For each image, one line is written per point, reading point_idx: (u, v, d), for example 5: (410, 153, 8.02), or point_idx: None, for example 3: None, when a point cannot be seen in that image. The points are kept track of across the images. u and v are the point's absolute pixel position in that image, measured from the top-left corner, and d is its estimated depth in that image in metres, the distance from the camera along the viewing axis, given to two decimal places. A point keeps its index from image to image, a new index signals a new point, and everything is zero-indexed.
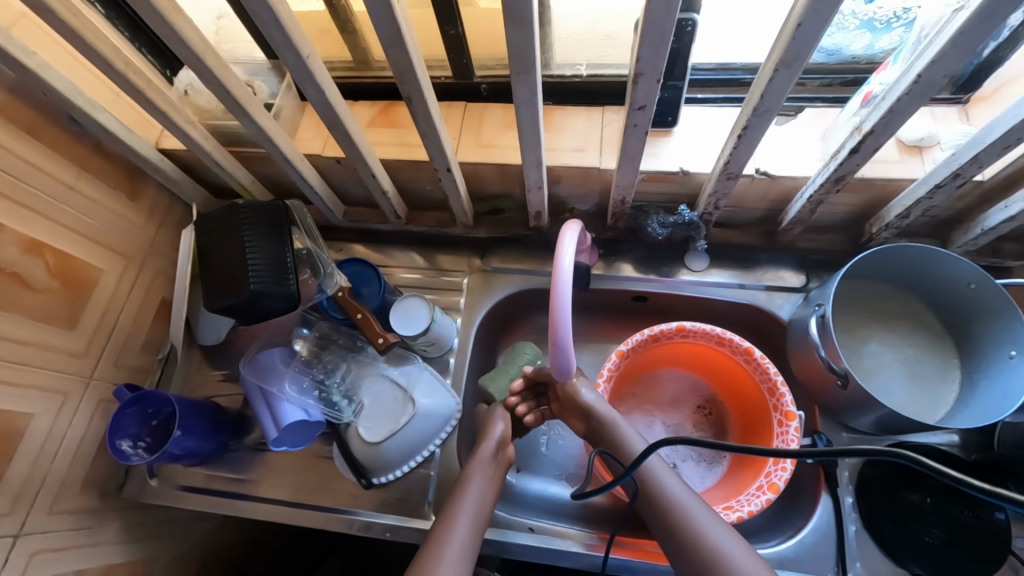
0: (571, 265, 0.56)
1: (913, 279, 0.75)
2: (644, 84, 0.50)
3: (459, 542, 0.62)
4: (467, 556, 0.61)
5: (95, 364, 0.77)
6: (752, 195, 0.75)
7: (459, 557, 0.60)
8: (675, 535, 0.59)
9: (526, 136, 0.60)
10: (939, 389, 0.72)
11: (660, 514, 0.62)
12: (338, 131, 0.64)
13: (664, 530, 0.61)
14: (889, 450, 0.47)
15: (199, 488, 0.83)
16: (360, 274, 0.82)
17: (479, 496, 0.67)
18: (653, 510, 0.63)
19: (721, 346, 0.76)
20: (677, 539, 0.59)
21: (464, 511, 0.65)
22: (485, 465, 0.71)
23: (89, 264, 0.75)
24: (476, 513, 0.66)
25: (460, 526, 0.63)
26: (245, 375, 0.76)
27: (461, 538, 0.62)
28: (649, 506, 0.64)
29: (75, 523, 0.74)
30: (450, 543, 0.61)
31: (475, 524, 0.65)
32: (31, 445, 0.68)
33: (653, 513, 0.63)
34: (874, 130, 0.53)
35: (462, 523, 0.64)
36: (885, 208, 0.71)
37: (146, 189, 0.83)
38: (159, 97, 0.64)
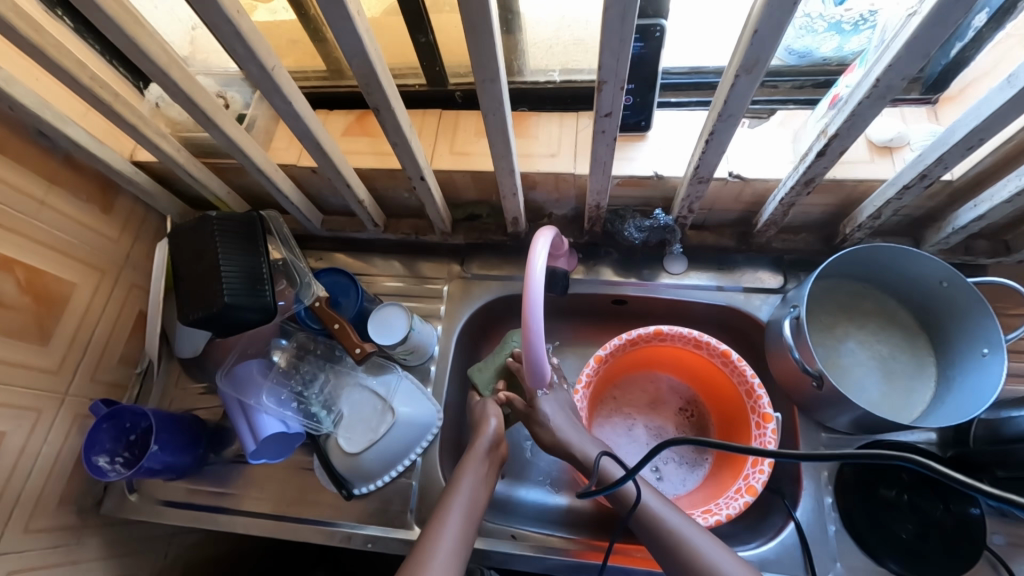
0: (543, 271, 0.56)
1: (888, 278, 0.76)
2: (609, 91, 0.50)
3: (449, 549, 0.61)
4: (455, 562, 0.60)
5: (70, 380, 0.76)
6: (726, 198, 0.75)
7: (448, 564, 0.59)
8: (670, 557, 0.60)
9: (497, 144, 0.60)
10: (915, 387, 0.73)
11: (654, 535, 0.62)
12: (309, 142, 0.64)
13: (658, 551, 0.61)
14: (868, 453, 0.47)
15: (179, 502, 0.82)
16: (339, 284, 0.82)
17: (470, 498, 0.66)
18: (644, 530, 0.63)
19: (699, 349, 0.76)
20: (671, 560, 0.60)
21: (454, 515, 0.64)
22: (476, 465, 0.70)
23: (61, 279, 0.74)
24: (466, 516, 0.65)
25: (450, 531, 0.62)
26: (222, 387, 0.75)
27: (450, 545, 0.61)
28: (641, 526, 0.63)
29: (52, 541, 0.73)
30: (440, 550, 0.61)
31: (466, 528, 0.64)
32: (4, 464, 0.68)
33: (646, 533, 0.63)
34: (839, 132, 0.54)
35: (451, 527, 0.63)
36: (858, 209, 0.71)
37: (120, 202, 0.83)
38: (128, 110, 0.63)
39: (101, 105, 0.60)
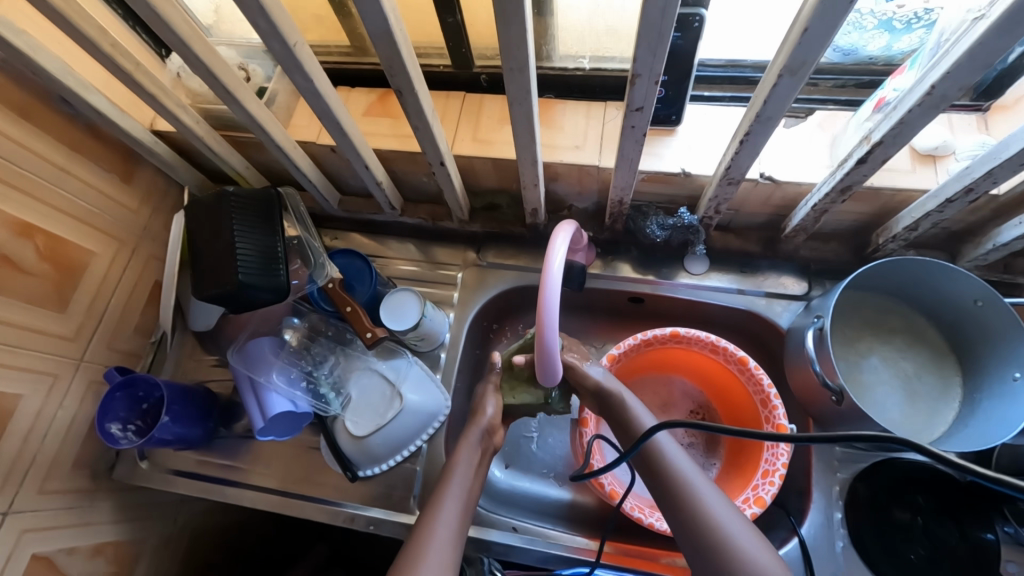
0: (561, 267, 0.54)
1: (918, 293, 0.73)
2: (642, 85, 0.48)
3: (448, 529, 0.60)
4: (456, 544, 0.59)
5: (86, 347, 0.77)
6: (755, 200, 0.72)
7: (448, 544, 0.59)
8: (681, 516, 0.56)
9: (521, 134, 0.58)
10: (937, 407, 0.70)
11: (666, 491, 0.58)
12: (329, 122, 0.62)
13: (668, 507, 0.58)
14: (889, 433, 0.47)
15: (188, 473, 0.83)
16: (351, 266, 0.81)
17: (466, 481, 0.66)
18: (658, 485, 0.60)
19: (716, 354, 0.75)
20: (681, 519, 0.56)
21: (451, 497, 0.63)
22: (470, 448, 0.69)
23: (81, 247, 0.74)
24: (464, 499, 0.64)
25: (448, 512, 0.62)
26: (234, 363, 0.75)
27: (449, 526, 0.60)
28: (655, 481, 0.60)
29: (65, 503, 0.75)
30: (439, 530, 0.60)
31: (463, 510, 0.63)
32: (20, 426, 0.69)
33: (659, 488, 0.59)
34: (883, 141, 0.51)
35: (450, 509, 0.62)
36: (894, 219, 0.68)
37: (140, 171, 0.83)
38: (149, 80, 0.62)
39: (123, 75, 0.59)
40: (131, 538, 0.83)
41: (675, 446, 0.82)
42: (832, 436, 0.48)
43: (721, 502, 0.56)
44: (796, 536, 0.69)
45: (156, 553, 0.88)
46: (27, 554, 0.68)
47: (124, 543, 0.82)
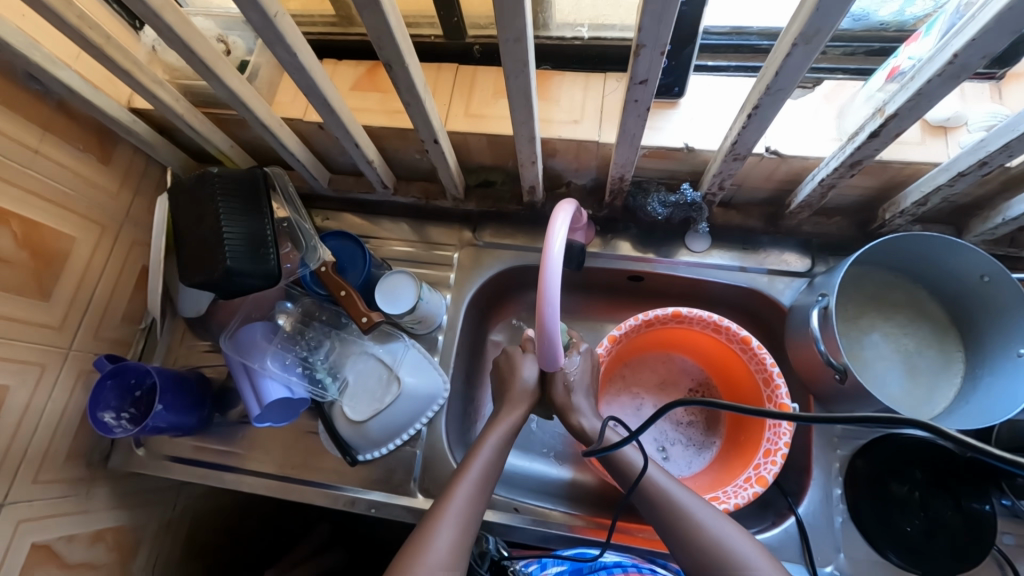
0: (561, 249, 0.52)
1: (923, 269, 0.71)
2: (647, 56, 0.45)
3: (462, 507, 0.58)
4: (469, 523, 0.58)
5: (73, 335, 0.75)
6: (759, 175, 0.70)
7: (460, 521, 0.57)
8: (671, 525, 0.58)
9: (518, 109, 0.55)
10: (939, 383, 0.70)
11: (654, 505, 0.60)
12: (315, 98, 0.59)
13: (657, 520, 0.59)
14: (896, 416, 0.45)
15: (186, 459, 0.82)
16: (344, 249, 0.79)
17: (488, 461, 0.63)
18: (644, 501, 0.61)
19: (718, 333, 0.74)
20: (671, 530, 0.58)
21: (470, 476, 0.61)
22: (501, 431, 0.66)
23: (60, 232, 0.71)
24: (482, 479, 0.62)
25: (465, 491, 0.60)
26: (227, 350, 0.73)
27: (464, 505, 0.59)
28: (640, 497, 0.62)
29: (61, 492, 0.74)
30: (452, 508, 0.58)
31: (481, 489, 0.61)
32: (9, 418, 0.67)
33: (645, 504, 0.61)
34: (898, 113, 0.48)
35: (465, 488, 0.60)
36: (902, 194, 0.66)
37: (119, 152, 0.79)
38: (121, 55, 0.59)
39: (92, 49, 0.56)
40: (131, 524, 0.83)
41: (675, 424, 0.82)
42: (839, 418, 0.46)
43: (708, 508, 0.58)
44: (794, 516, 0.70)
45: (156, 537, 0.88)
46: (26, 544, 0.68)
47: (124, 528, 0.82)
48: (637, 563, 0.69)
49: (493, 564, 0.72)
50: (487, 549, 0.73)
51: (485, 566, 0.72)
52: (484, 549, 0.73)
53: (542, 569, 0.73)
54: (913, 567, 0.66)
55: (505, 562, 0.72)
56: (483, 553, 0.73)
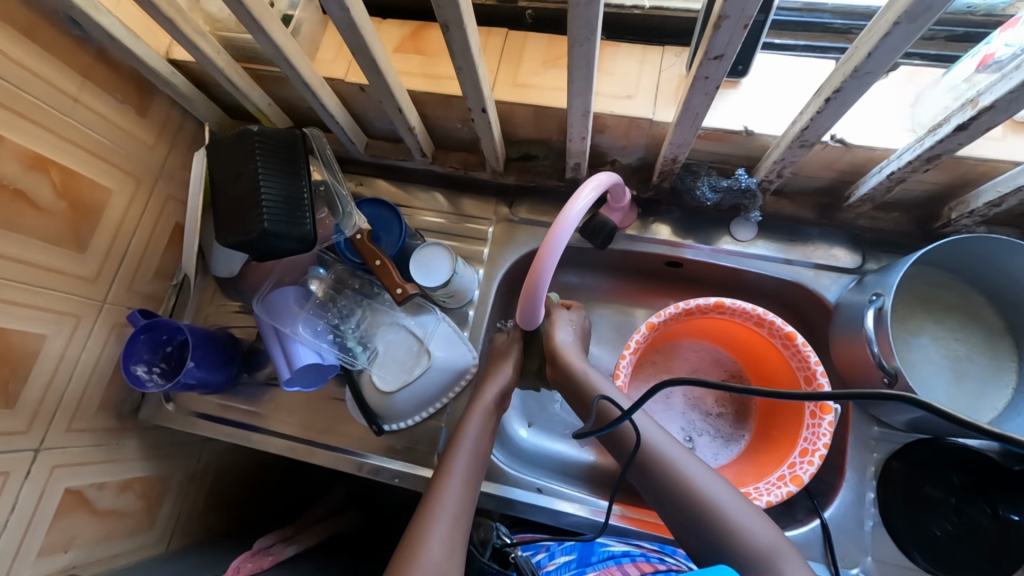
0: (582, 209, 0.54)
1: (984, 273, 0.68)
2: (728, 29, 0.42)
3: (453, 507, 0.58)
4: (460, 521, 0.57)
5: (107, 287, 0.75)
6: (818, 163, 0.66)
7: (452, 518, 0.57)
8: (670, 493, 0.57)
9: (577, 80, 0.53)
10: (988, 393, 0.67)
11: (652, 474, 0.60)
12: (363, 57, 0.57)
13: (657, 490, 0.59)
14: (890, 393, 0.42)
15: (212, 416, 0.83)
16: (379, 216, 0.78)
17: (470, 458, 0.64)
18: (642, 470, 0.61)
19: (760, 327, 0.71)
20: (669, 497, 0.57)
21: (455, 475, 0.62)
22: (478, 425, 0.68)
23: (97, 184, 0.70)
24: (469, 475, 0.63)
25: (452, 491, 0.60)
26: (259, 313, 0.73)
27: (455, 503, 0.59)
28: (639, 464, 0.61)
29: (93, 441, 0.75)
30: (444, 507, 0.58)
31: (469, 487, 0.61)
32: (45, 366, 0.68)
33: (649, 479, 0.60)
34: (994, 105, 0.45)
35: (453, 487, 0.60)
36: (973, 192, 0.63)
37: (156, 104, 0.78)
38: (165, 1, 0.56)
39: None
40: (157, 474, 0.84)
41: (703, 414, 0.81)
42: (854, 395, 0.43)
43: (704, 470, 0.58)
44: (819, 518, 0.68)
45: (181, 488, 0.89)
46: (59, 488, 0.69)
47: (151, 478, 0.83)
48: (646, 553, 0.64)
49: (495, 552, 0.70)
50: (490, 536, 0.73)
51: (487, 553, 0.70)
52: (486, 536, 0.72)
53: (549, 557, 0.69)
54: (936, 569, 0.64)
55: (508, 549, 0.71)
56: (485, 540, 0.72)
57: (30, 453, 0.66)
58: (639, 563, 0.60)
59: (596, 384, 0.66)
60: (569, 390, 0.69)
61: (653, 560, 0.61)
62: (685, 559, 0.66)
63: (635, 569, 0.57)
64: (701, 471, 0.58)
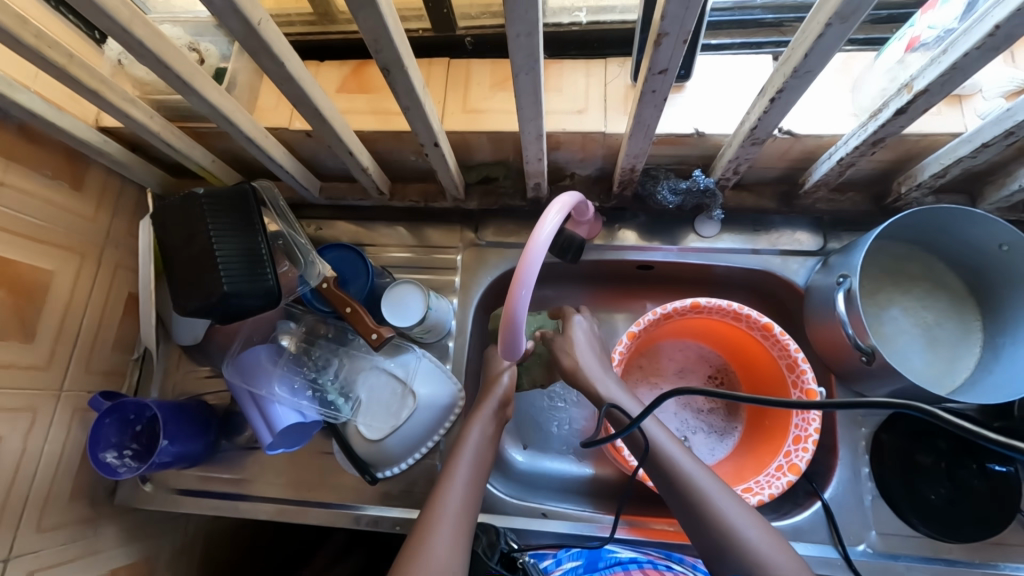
0: (546, 238, 0.53)
1: (940, 240, 0.70)
2: (668, 45, 0.42)
3: (457, 509, 0.59)
4: (464, 521, 0.58)
5: (63, 373, 0.70)
6: (771, 154, 0.68)
7: (455, 520, 0.58)
8: (687, 506, 0.57)
9: (526, 106, 0.52)
10: (958, 355, 0.70)
11: (671, 483, 0.60)
12: (305, 107, 0.55)
13: (675, 502, 0.59)
14: (894, 402, 0.43)
15: (195, 490, 0.79)
16: (344, 260, 0.76)
17: (473, 458, 0.65)
18: (660, 476, 0.61)
19: (738, 321, 0.72)
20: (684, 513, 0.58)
21: (459, 477, 0.63)
22: (480, 422, 0.69)
23: (36, 267, 0.66)
24: (473, 472, 0.64)
25: (456, 492, 0.61)
26: (229, 378, 0.69)
27: (458, 502, 0.60)
28: (658, 472, 0.61)
29: (68, 536, 0.70)
30: (448, 510, 0.59)
31: (473, 484, 0.63)
32: (4, 468, 0.63)
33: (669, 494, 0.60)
34: (928, 89, 0.46)
35: (455, 489, 0.61)
36: (918, 166, 0.65)
37: (91, 174, 0.74)
38: (87, 74, 0.53)
39: (53, 70, 0.51)
40: (144, 558, 0.80)
41: (694, 413, 0.81)
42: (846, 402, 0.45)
43: (719, 485, 0.58)
44: (820, 499, 0.69)
45: (171, 568, 0.85)
46: None
47: (137, 564, 0.79)
48: (653, 560, 0.66)
49: (504, 557, 0.63)
50: (497, 540, 0.65)
51: (495, 558, 0.63)
52: (493, 541, 0.65)
53: (556, 564, 0.66)
54: (939, 535, 0.66)
55: (517, 554, 0.64)
56: (493, 545, 0.65)
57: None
58: (647, 571, 0.62)
59: (604, 392, 0.67)
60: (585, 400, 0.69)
61: (660, 567, 0.64)
62: (693, 566, 0.67)
63: None
64: (716, 486, 0.57)
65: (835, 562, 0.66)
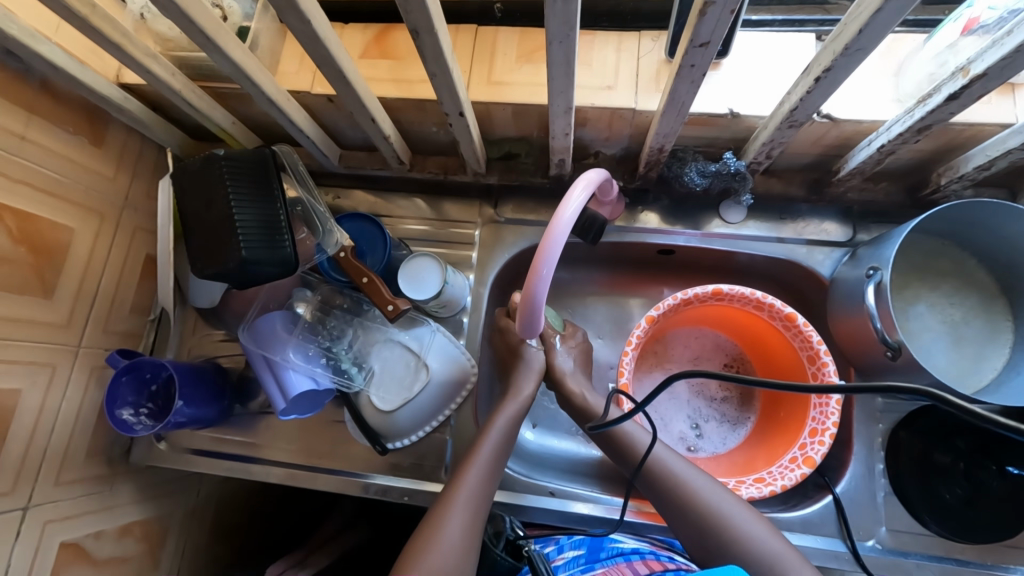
0: (571, 219, 0.52)
1: (975, 236, 0.68)
2: (714, 15, 0.40)
3: (471, 496, 0.59)
4: (478, 509, 0.59)
5: (82, 330, 0.71)
6: (806, 140, 0.65)
7: (470, 507, 0.58)
8: (690, 502, 0.58)
9: (557, 77, 0.50)
10: (985, 355, 0.68)
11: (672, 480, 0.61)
12: (329, 70, 0.54)
13: (675, 497, 0.59)
14: (907, 386, 0.42)
15: (208, 451, 0.80)
16: (362, 230, 0.75)
17: (493, 447, 0.64)
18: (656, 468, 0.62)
19: (760, 310, 0.71)
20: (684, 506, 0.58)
21: (474, 467, 0.62)
22: (509, 415, 0.67)
23: (56, 224, 0.66)
24: (490, 461, 0.63)
25: (471, 479, 0.60)
26: (245, 343, 0.69)
27: (473, 488, 0.60)
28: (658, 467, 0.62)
29: (84, 490, 0.72)
30: (462, 496, 0.59)
31: (490, 472, 0.62)
32: (24, 420, 0.64)
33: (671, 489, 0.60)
34: (987, 73, 0.44)
35: (470, 479, 0.61)
36: (961, 157, 0.62)
37: (111, 132, 0.73)
38: (110, 26, 0.52)
39: (76, 21, 0.50)
40: (157, 514, 0.82)
41: (707, 401, 0.80)
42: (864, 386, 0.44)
43: (716, 486, 0.59)
44: (831, 493, 0.69)
45: (183, 526, 0.87)
46: (54, 543, 0.67)
47: (151, 520, 0.80)
48: (656, 551, 0.63)
49: (510, 544, 0.64)
50: (502, 527, 0.67)
51: (501, 545, 0.64)
52: (499, 529, 0.66)
53: (558, 551, 0.67)
54: (953, 535, 0.65)
55: (523, 541, 0.65)
56: (498, 533, 0.66)
57: (18, 512, 0.63)
58: (649, 561, 0.58)
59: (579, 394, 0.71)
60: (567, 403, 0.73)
61: (662, 558, 0.61)
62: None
63: (645, 568, 0.56)
64: (711, 487, 0.59)
65: (843, 556, 0.66)
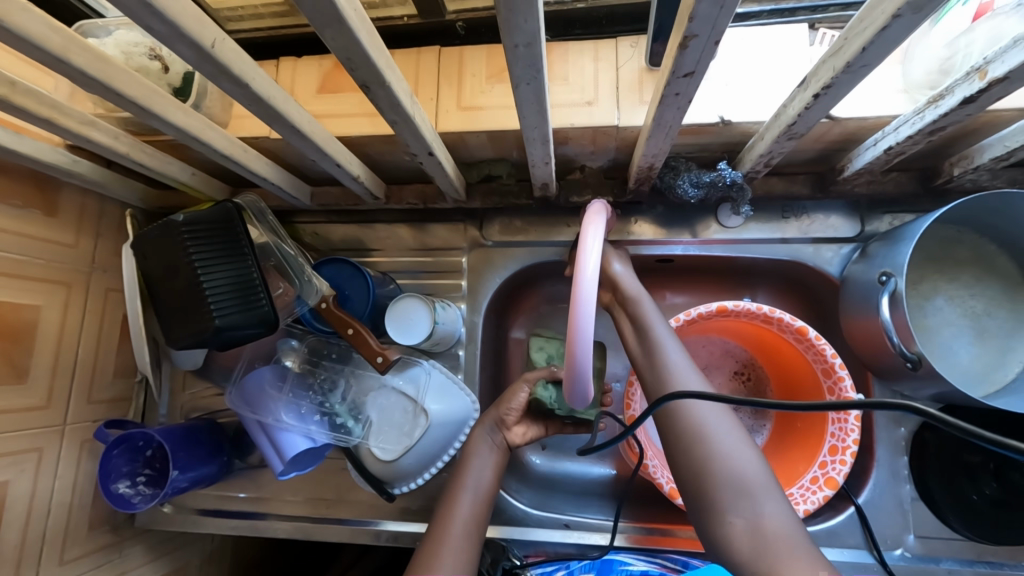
0: (595, 270, 0.47)
1: (995, 222, 0.64)
2: (696, 47, 0.35)
3: (462, 535, 0.56)
4: (471, 541, 0.56)
5: (65, 408, 0.68)
6: (805, 138, 0.60)
7: (462, 543, 0.56)
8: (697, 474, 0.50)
9: (529, 116, 0.46)
10: (1009, 349, 0.65)
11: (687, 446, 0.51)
12: (281, 125, 0.49)
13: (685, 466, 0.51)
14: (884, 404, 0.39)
15: (214, 510, 0.78)
16: (340, 274, 0.71)
17: (477, 477, 0.62)
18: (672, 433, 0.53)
19: (769, 323, 0.67)
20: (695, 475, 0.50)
21: (463, 498, 0.60)
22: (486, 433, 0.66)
23: (22, 305, 0.63)
24: (479, 489, 0.61)
25: (461, 516, 0.58)
26: (237, 408, 0.68)
27: (462, 526, 0.57)
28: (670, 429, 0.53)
29: (93, 563, 0.71)
30: (451, 535, 0.56)
31: (479, 506, 0.59)
32: (16, 511, 0.62)
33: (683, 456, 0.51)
34: (1008, 77, 0.39)
35: (463, 510, 0.58)
36: (976, 146, 0.57)
37: (67, 197, 0.69)
38: (35, 102, 0.47)
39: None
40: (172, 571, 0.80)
41: None
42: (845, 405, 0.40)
43: (741, 457, 0.50)
44: (853, 504, 0.66)
45: None
46: None
47: None
48: None
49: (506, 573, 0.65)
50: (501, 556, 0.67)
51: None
52: (496, 557, 0.66)
53: None
54: (983, 539, 0.63)
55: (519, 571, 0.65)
56: (495, 561, 0.66)
57: None
58: None
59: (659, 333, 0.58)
60: (632, 339, 0.61)
61: None
62: None
63: None
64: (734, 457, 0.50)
65: (871, 568, 0.63)
